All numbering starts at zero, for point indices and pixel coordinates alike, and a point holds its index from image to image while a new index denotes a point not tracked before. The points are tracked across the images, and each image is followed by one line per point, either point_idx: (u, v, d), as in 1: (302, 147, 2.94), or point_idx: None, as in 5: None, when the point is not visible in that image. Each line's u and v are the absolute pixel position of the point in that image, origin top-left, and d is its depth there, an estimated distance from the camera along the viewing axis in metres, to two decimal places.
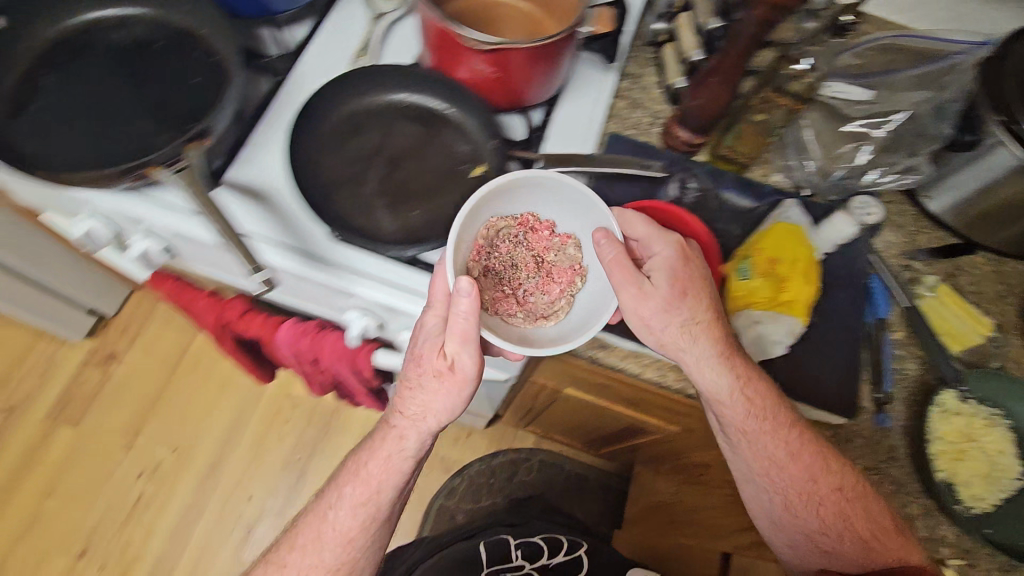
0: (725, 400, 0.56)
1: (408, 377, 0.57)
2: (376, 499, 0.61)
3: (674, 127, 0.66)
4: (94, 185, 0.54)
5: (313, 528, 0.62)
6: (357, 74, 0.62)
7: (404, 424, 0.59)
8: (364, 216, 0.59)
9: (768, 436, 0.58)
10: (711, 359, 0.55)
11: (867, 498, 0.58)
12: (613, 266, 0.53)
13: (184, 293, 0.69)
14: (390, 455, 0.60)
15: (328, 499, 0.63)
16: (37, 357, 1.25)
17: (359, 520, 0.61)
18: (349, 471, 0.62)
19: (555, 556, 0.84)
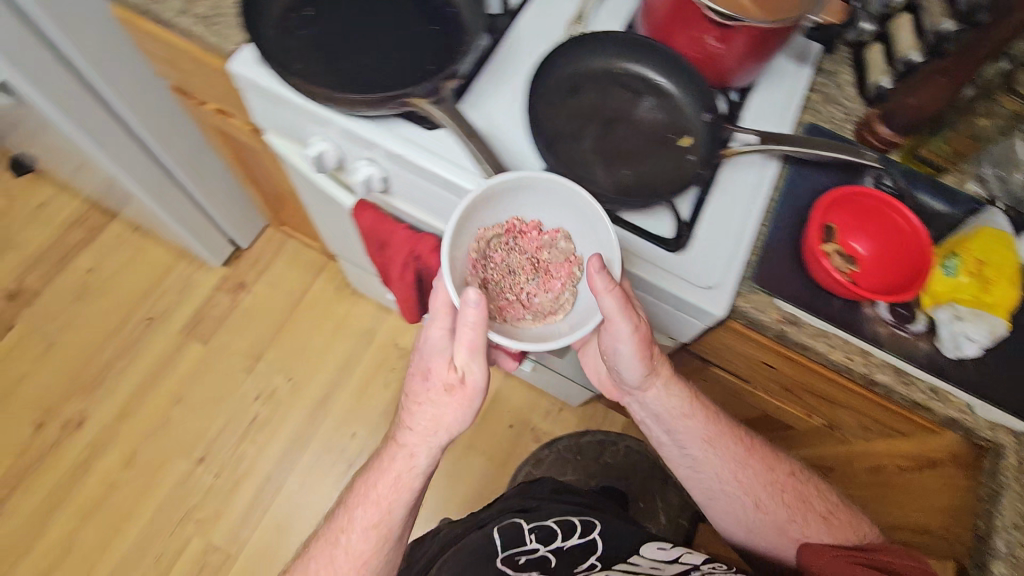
0: (663, 407, 0.69)
1: (420, 396, 0.62)
2: (398, 496, 0.64)
3: (875, 123, 0.68)
4: (356, 107, 0.59)
5: (338, 528, 0.66)
6: (584, 38, 0.65)
7: (419, 440, 0.63)
8: (581, 169, 0.62)
9: (712, 440, 0.71)
10: (655, 365, 0.67)
11: (772, 462, 0.73)
12: (607, 295, 0.56)
13: (380, 224, 0.74)
14: (405, 467, 0.63)
15: (348, 504, 0.66)
16: (177, 276, 1.35)
17: (385, 516, 0.64)
18: (361, 487, 0.66)
19: (571, 539, 0.81)
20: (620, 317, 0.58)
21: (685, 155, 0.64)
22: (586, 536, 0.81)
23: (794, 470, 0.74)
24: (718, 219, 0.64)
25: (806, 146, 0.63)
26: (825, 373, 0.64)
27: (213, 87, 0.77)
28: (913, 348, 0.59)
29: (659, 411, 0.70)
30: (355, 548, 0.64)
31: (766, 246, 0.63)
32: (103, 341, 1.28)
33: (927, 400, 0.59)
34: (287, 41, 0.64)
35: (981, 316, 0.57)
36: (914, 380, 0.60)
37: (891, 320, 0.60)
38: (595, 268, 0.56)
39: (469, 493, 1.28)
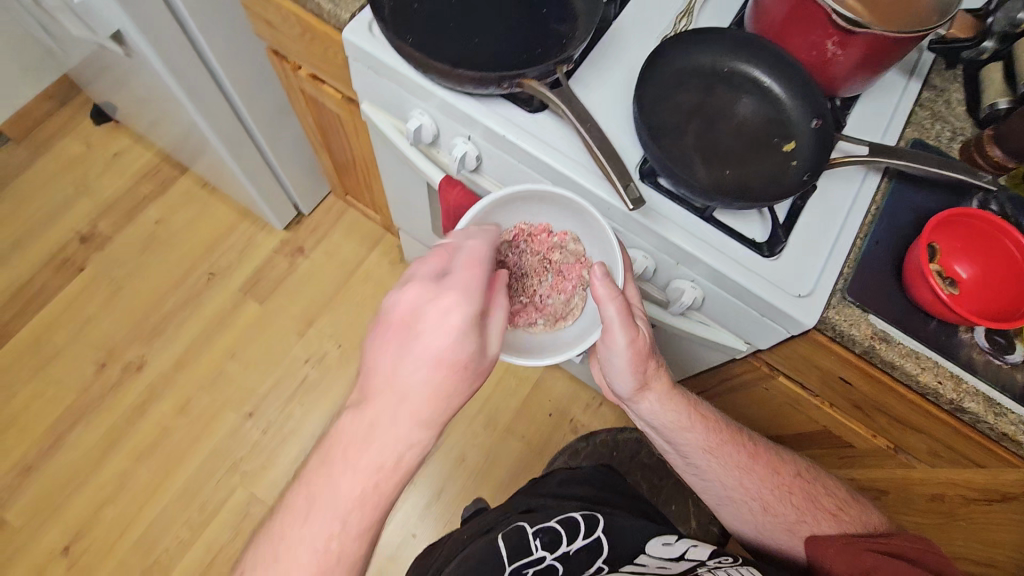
0: (660, 419, 0.72)
1: (396, 353, 0.49)
2: (375, 484, 0.48)
3: (987, 145, 0.66)
4: (468, 82, 0.60)
5: (280, 529, 0.49)
6: (694, 34, 0.65)
7: (393, 413, 0.48)
8: (684, 164, 0.62)
9: (713, 449, 0.73)
10: (653, 374, 0.69)
11: (777, 465, 0.75)
12: (610, 304, 0.57)
13: (465, 203, 0.74)
14: (382, 447, 0.48)
15: (294, 502, 0.49)
16: (239, 236, 1.39)
17: (347, 522, 0.48)
18: (314, 473, 0.49)
19: (576, 540, 0.80)
20: (620, 328, 0.59)
21: (788, 159, 0.64)
22: (590, 536, 0.80)
23: (799, 470, 0.75)
24: (813, 229, 0.63)
25: (916, 162, 0.61)
26: (910, 395, 0.62)
27: (315, 55, 0.79)
28: (1009, 379, 0.58)
29: (658, 422, 0.72)
30: (298, 563, 0.47)
31: (861, 260, 0.62)
32: (166, 291, 1.33)
33: (1019, 433, 0.57)
34: (403, 12, 0.64)
35: None
36: (1005, 410, 0.58)
37: (987, 348, 0.59)
38: (598, 276, 0.57)
39: (504, 476, 1.29)
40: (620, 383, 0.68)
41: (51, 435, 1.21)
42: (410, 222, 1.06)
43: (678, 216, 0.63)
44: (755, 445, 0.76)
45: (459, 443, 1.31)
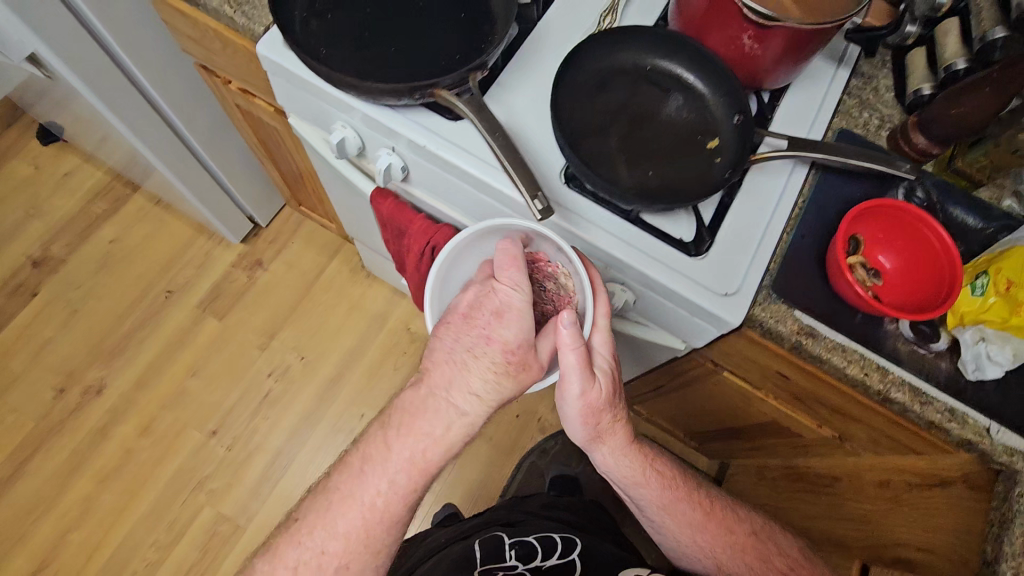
0: (616, 470, 0.72)
1: (447, 338, 0.57)
2: (420, 454, 0.56)
3: (912, 132, 0.65)
4: (380, 94, 0.58)
5: (334, 486, 0.58)
6: (614, 32, 0.64)
7: (445, 386, 0.56)
8: (606, 168, 0.61)
9: (667, 505, 0.74)
10: (607, 430, 0.68)
11: (729, 523, 0.76)
12: (571, 352, 0.56)
13: (398, 213, 0.74)
14: (434, 417, 0.56)
15: (351, 464, 0.58)
16: (196, 251, 1.37)
17: (393, 484, 0.57)
18: (374, 439, 0.58)
19: (549, 558, 0.85)
20: (575, 377, 0.58)
21: (713, 157, 0.63)
22: (563, 555, 0.85)
23: (754, 528, 0.76)
24: (742, 225, 0.62)
25: (838, 155, 0.61)
26: (839, 386, 0.63)
27: (241, 69, 0.77)
28: (934, 367, 0.59)
29: (614, 474, 0.73)
30: (346, 515, 0.57)
31: (787, 255, 0.62)
32: (123, 312, 1.31)
33: (944, 420, 0.58)
34: (315, 23, 0.63)
35: (1007, 339, 0.55)
36: (931, 399, 0.58)
37: (912, 338, 0.59)
38: (566, 322, 0.55)
39: (475, 480, 1.30)
40: (574, 432, 0.67)
41: (11, 464, 1.19)
42: (359, 232, 1.05)
43: (602, 220, 0.62)
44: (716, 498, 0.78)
45: None
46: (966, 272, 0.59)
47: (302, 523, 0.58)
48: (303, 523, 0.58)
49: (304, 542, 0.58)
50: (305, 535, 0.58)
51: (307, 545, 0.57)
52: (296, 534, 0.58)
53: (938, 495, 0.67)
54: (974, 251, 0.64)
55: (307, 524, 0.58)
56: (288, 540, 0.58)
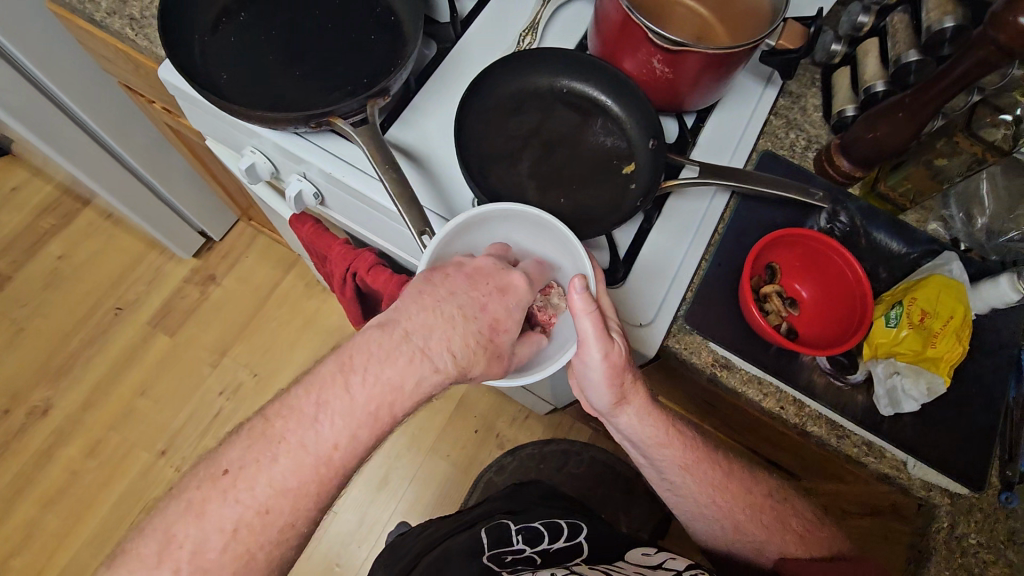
0: (636, 433, 0.59)
1: (439, 290, 0.47)
2: (390, 406, 0.44)
3: (835, 155, 0.64)
4: (274, 123, 0.56)
5: (274, 437, 0.43)
6: (526, 54, 0.62)
7: (427, 334, 0.45)
8: (515, 195, 0.59)
9: (690, 466, 0.60)
10: (631, 387, 0.57)
11: (748, 483, 0.62)
12: (586, 317, 0.50)
13: (318, 238, 0.72)
14: (407, 363, 0.44)
15: (298, 407, 0.43)
16: (147, 266, 1.34)
17: (353, 438, 0.44)
18: (326, 378, 0.44)
19: (557, 541, 0.75)
20: (593, 343, 0.51)
21: (628, 182, 0.61)
22: (575, 536, 0.76)
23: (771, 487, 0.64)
24: (659, 253, 0.61)
25: (754, 182, 0.60)
26: (761, 418, 0.61)
27: (157, 90, 0.75)
28: (850, 400, 0.57)
29: (634, 437, 0.60)
30: (290, 475, 0.42)
31: (703, 284, 0.60)
32: (71, 330, 1.28)
33: (862, 454, 0.57)
34: (215, 49, 0.61)
35: (920, 373, 0.54)
36: (849, 433, 0.57)
37: (828, 369, 0.57)
38: (577, 288, 0.50)
39: (431, 497, 1.28)
40: (592, 395, 0.57)
41: None
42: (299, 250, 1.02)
43: None
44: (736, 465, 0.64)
45: (385, 464, 1.30)
46: (884, 301, 0.57)
47: (223, 483, 0.42)
48: (226, 483, 0.42)
49: (223, 511, 0.41)
50: (227, 500, 0.42)
51: (227, 513, 0.41)
52: (208, 499, 0.41)
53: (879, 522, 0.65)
54: (897, 278, 0.61)
55: (232, 483, 0.42)
56: (192, 509, 0.41)
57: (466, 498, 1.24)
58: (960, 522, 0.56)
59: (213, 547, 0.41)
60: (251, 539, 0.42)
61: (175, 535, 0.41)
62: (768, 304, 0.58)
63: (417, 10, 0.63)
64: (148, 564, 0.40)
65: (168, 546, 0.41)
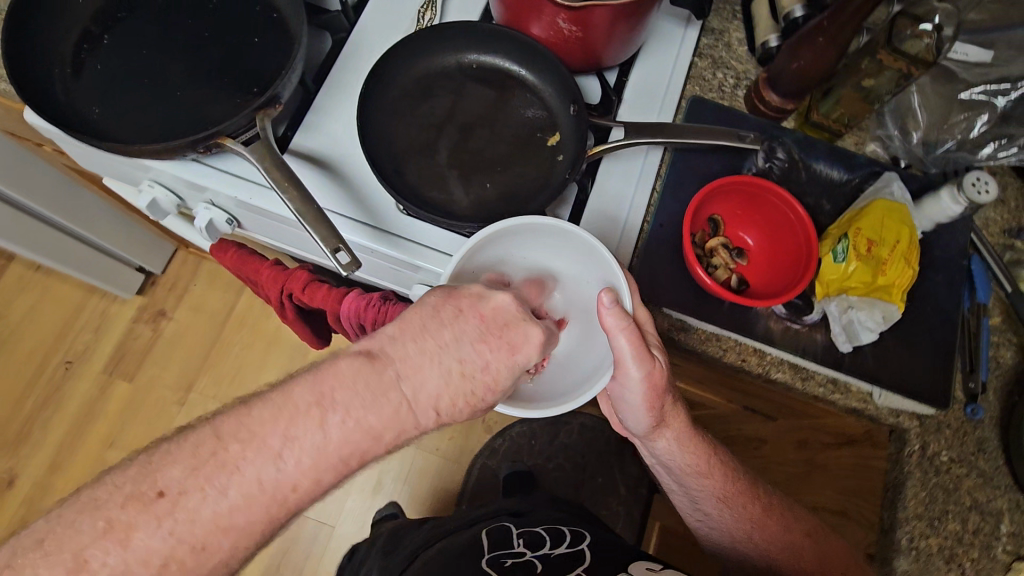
0: (673, 459, 0.58)
1: (441, 332, 0.38)
2: (362, 454, 0.37)
3: (763, 89, 0.61)
4: (159, 154, 0.51)
5: (226, 461, 0.35)
6: (424, 33, 0.58)
7: (417, 386, 0.37)
8: (436, 188, 0.56)
9: (729, 498, 0.60)
10: (671, 413, 0.56)
11: (788, 521, 0.60)
12: (621, 334, 0.47)
13: (245, 263, 0.68)
14: (391, 416, 0.36)
15: (261, 435, 0.35)
16: (91, 313, 1.27)
17: (315, 481, 0.36)
18: (297, 408, 0.36)
19: (557, 548, 0.69)
20: (632, 362, 0.48)
21: (554, 156, 0.58)
22: (578, 543, 0.70)
23: (810, 528, 0.61)
24: (598, 223, 0.58)
25: (683, 135, 0.57)
26: (727, 371, 0.60)
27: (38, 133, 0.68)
28: (809, 341, 0.55)
29: (670, 464, 0.59)
30: (236, 512, 0.35)
31: (648, 248, 0.58)
32: (22, 392, 1.22)
33: (828, 393, 0.56)
34: (82, 83, 0.55)
35: (874, 303, 0.53)
36: (812, 373, 0.56)
37: (784, 314, 0.56)
38: (606, 303, 0.47)
39: (427, 492, 1.26)
40: (630, 419, 0.55)
41: None
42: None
43: (443, 245, 0.57)
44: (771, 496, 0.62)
45: (374, 471, 1.27)
46: (832, 235, 0.56)
47: (156, 509, 0.33)
48: (161, 509, 0.33)
49: (151, 541, 0.33)
50: (157, 529, 0.33)
51: (154, 544, 0.33)
52: (134, 524, 0.33)
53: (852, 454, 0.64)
54: (842, 208, 0.60)
55: (168, 509, 0.34)
56: (111, 530, 0.33)
57: (462, 488, 1.24)
58: (930, 442, 0.55)
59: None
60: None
61: (89, 560, 0.32)
62: (715, 258, 0.56)
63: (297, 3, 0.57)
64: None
65: (79, 574, 0.32)
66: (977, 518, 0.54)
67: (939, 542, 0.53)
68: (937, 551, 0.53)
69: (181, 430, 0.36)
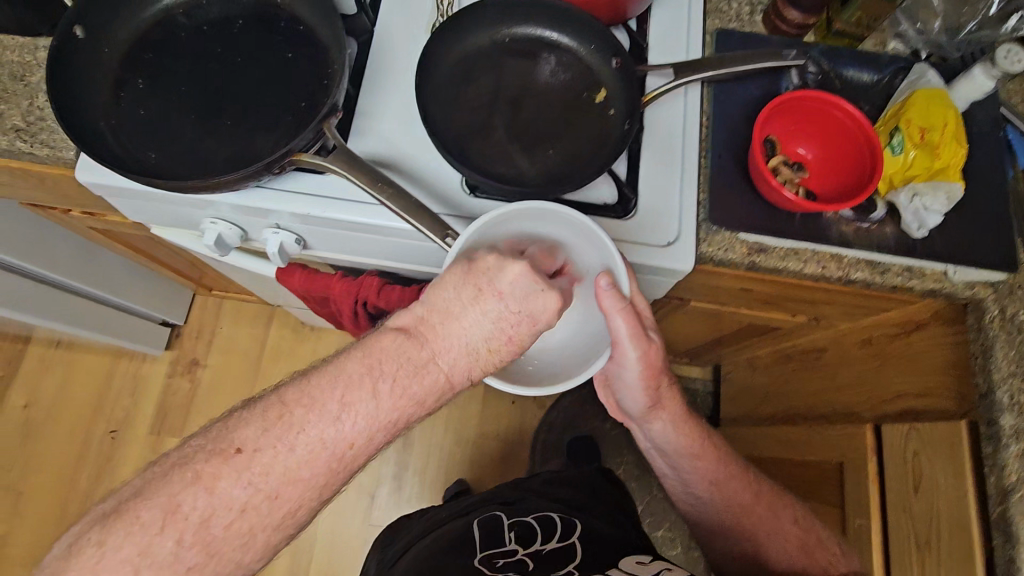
0: (668, 442, 0.70)
1: (463, 316, 0.47)
2: (408, 417, 0.45)
3: (784, 9, 0.63)
4: (234, 184, 0.51)
5: (292, 422, 0.43)
6: (457, 17, 0.58)
7: (450, 359, 0.46)
8: (504, 164, 0.56)
9: (720, 483, 0.71)
10: (663, 398, 0.65)
11: (775, 507, 0.71)
12: (618, 316, 0.50)
13: (313, 282, 0.68)
14: (431, 383, 0.46)
15: (320, 400, 0.44)
16: (123, 378, 1.25)
17: (370, 439, 0.44)
18: (350, 377, 0.44)
19: (549, 542, 0.73)
20: (629, 344, 0.53)
21: (605, 111, 0.59)
22: (568, 537, 0.74)
23: (798, 516, 0.71)
24: (660, 167, 0.60)
25: (725, 66, 0.59)
26: (805, 284, 0.63)
27: (73, 197, 0.67)
28: (881, 236, 0.59)
29: (665, 445, 0.70)
30: (304, 465, 0.43)
31: (713, 180, 0.60)
32: (73, 471, 1.19)
33: (906, 281, 0.59)
34: (129, 128, 0.54)
35: (937, 185, 0.56)
36: (889, 266, 0.59)
37: (851, 216, 0.59)
38: (602, 286, 0.49)
39: (497, 477, 1.26)
40: (631, 401, 0.64)
41: None
42: (270, 297, 1.01)
43: None
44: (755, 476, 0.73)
45: (442, 466, 1.26)
46: (880, 131, 0.59)
47: (235, 462, 0.42)
48: (239, 462, 0.42)
49: (231, 491, 0.41)
50: (237, 480, 0.42)
51: (234, 493, 0.41)
52: (219, 474, 0.41)
53: (920, 338, 0.69)
54: (880, 106, 0.63)
55: (245, 462, 0.42)
56: (199, 479, 0.41)
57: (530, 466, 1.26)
58: (1009, 305, 0.59)
59: (217, 525, 0.41)
60: (254, 520, 0.42)
61: (180, 506, 0.40)
62: (780, 176, 0.58)
63: (330, 17, 0.57)
64: (149, 532, 0.40)
65: (171, 517, 0.40)
66: None
67: None
68: None
69: (253, 402, 0.45)
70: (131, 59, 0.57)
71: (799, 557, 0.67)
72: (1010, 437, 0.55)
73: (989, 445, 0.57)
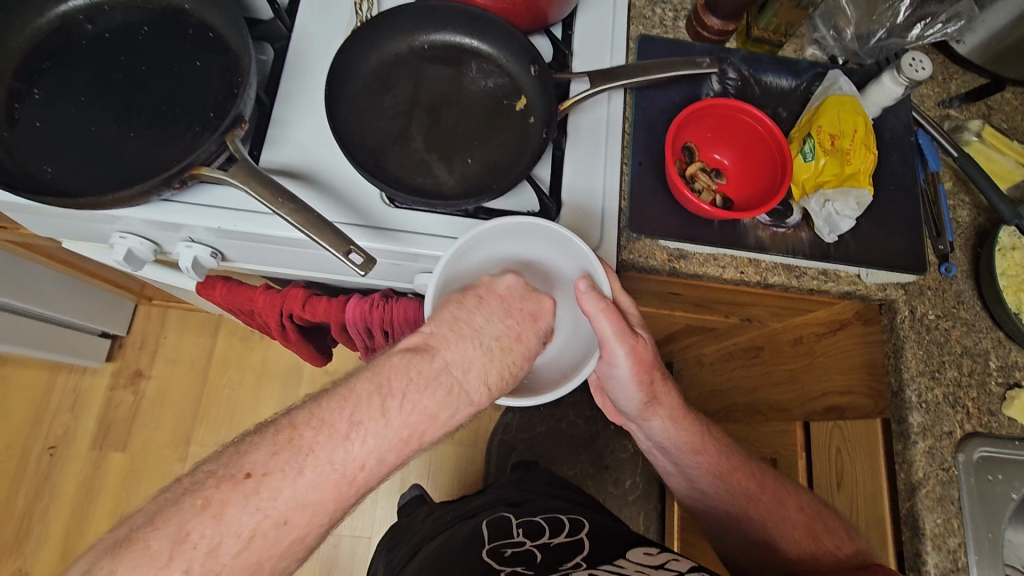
0: (669, 438, 0.64)
1: (472, 318, 0.45)
2: (420, 436, 0.40)
3: (703, 16, 0.63)
4: (132, 200, 0.49)
5: (302, 445, 0.37)
6: (373, 24, 0.57)
7: (464, 367, 0.42)
8: (422, 174, 0.55)
9: (723, 474, 0.64)
10: (661, 391, 0.60)
11: (780, 496, 0.63)
12: (602, 317, 0.49)
13: (235, 295, 0.67)
14: (445, 398, 0.40)
15: (330, 420, 0.38)
16: (62, 393, 1.21)
17: (379, 462, 0.38)
18: (359, 397, 0.39)
19: (557, 536, 0.68)
20: (616, 341, 0.51)
21: (525, 119, 0.59)
22: (577, 534, 0.69)
23: (805, 505, 0.63)
24: (581, 175, 0.59)
25: (642, 74, 0.59)
26: (727, 287, 0.64)
27: None
28: (797, 240, 0.60)
29: (665, 443, 0.64)
30: (302, 476, 0.37)
31: (633, 187, 0.60)
32: (11, 490, 1.15)
33: (821, 284, 0.60)
34: (23, 141, 0.52)
35: (848, 192, 0.57)
36: (804, 270, 0.61)
37: (768, 221, 0.60)
38: (583, 289, 0.49)
39: (455, 480, 1.25)
40: (624, 400, 0.59)
41: None
42: (203, 303, 0.98)
43: (439, 229, 0.57)
44: (764, 470, 0.66)
45: (398, 470, 1.24)
46: (796, 138, 0.60)
47: (245, 488, 0.35)
48: (248, 488, 0.35)
49: (241, 517, 0.35)
50: (247, 506, 0.35)
51: (232, 515, 0.35)
52: (228, 501, 0.35)
53: (843, 337, 0.68)
54: (798, 112, 0.64)
55: (255, 488, 0.35)
56: (209, 507, 0.35)
57: (486, 468, 1.26)
58: (917, 305, 0.61)
59: (227, 556, 0.34)
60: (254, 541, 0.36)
61: (188, 535, 0.34)
62: (697, 183, 0.59)
63: (236, 22, 0.55)
64: (156, 564, 0.33)
65: (178, 548, 0.34)
66: (969, 361, 0.60)
67: (942, 391, 0.59)
68: (943, 399, 0.59)
69: (260, 426, 0.39)
70: (26, 69, 0.55)
71: (808, 545, 0.59)
72: (919, 435, 0.57)
73: (899, 442, 0.59)
